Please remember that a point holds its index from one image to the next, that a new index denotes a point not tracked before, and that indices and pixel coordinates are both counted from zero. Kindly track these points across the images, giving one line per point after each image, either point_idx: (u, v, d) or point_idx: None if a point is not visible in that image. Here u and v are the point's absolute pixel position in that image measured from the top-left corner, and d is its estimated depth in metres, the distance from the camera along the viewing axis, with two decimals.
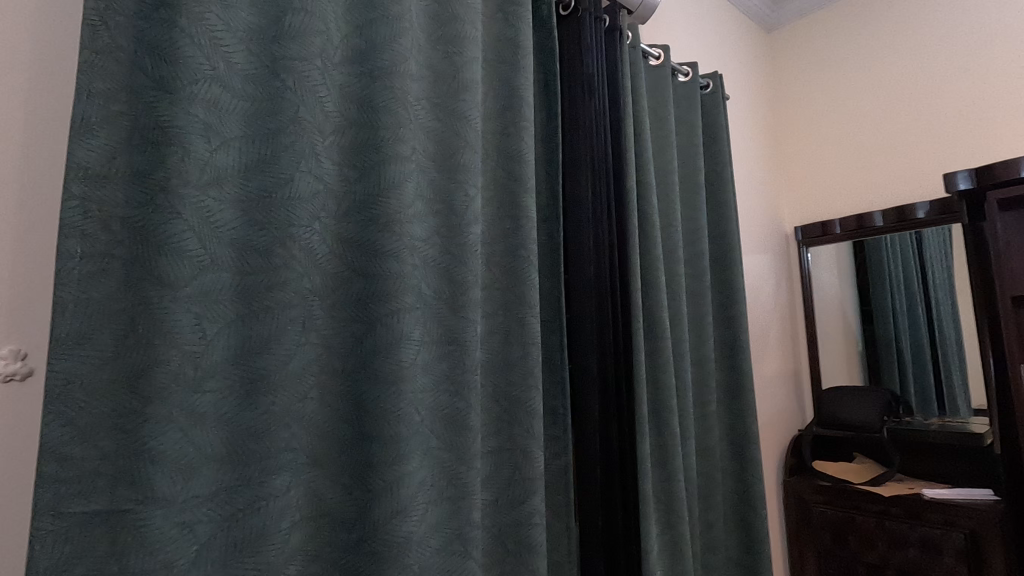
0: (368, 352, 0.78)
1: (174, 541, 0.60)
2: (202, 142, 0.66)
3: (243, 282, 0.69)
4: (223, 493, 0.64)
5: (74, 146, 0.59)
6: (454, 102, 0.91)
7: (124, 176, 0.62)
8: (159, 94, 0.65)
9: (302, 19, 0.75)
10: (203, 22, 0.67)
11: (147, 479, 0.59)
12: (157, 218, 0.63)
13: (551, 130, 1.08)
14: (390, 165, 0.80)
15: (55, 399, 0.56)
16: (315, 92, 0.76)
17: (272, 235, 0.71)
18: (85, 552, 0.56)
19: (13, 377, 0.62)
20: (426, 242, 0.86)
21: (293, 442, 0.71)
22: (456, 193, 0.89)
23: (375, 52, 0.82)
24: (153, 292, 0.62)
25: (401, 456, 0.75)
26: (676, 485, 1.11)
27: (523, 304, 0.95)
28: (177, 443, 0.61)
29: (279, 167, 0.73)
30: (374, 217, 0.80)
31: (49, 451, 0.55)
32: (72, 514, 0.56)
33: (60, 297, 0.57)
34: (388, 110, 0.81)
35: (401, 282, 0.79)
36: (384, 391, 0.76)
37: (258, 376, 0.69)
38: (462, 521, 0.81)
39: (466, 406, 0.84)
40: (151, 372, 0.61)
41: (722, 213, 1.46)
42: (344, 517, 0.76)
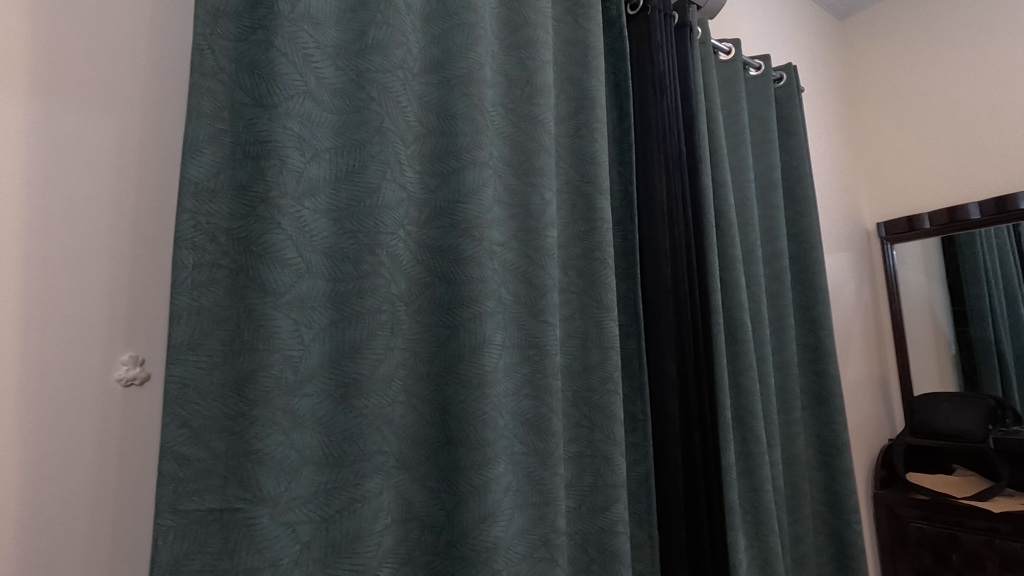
0: (452, 357, 0.79)
1: (279, 540, 0.61)
2: (298, 155, 0.68)
3: (335, 288, 0.71)
4: (321, 495, 0.66)
5: (186, 163, 0.63)
6: (529, 107, 0.91)
7: (228, 190, 0.66)
8: (258, 110, 0.68)
9: (385, 32, 0.76)
10: (296, 41, 0.69)
11: (254, 480, 0.61)
12: (259, 228, 0.66)
13: (623, 131, 1.06)
14: (469, 171, 0.81)
15: (172, 401, 0.60)
16: (398, 103, 0.77)
17: (361, 242, 0.73)
18: (201, 548, 0.59)
19: (133, 382, 0.67)
20: (504, 246, 0.86)
21: (385, 446, 0.71)
22: (533, 196, 0.88)
23: (452, 61, 0.84)
24: (255, 299, 0.64)
25: (487, 460, 0.75)
26: (763, 495, 1.06)
27: (601, 308, 0.93)
28: (281, 445, 0.63)
29: (366, 176, 0.73)
30: (454, 223, 0.81)
31: (169, 450, 0.59)
32: (188, 511, 0.59)
33: (176, 306, 0.61)
34: (466, 117, 0.82)
35: (482, 287, 0.79)
36: (469, 394, 0.77)
37: (351, 380, 0.69)
38: (549, 527, 0.80)
39: (549, 411, 0.83)
40: (256, 376, 0.63)
41: (800, 210, 1.40)
42: (433, 520, 0.76)
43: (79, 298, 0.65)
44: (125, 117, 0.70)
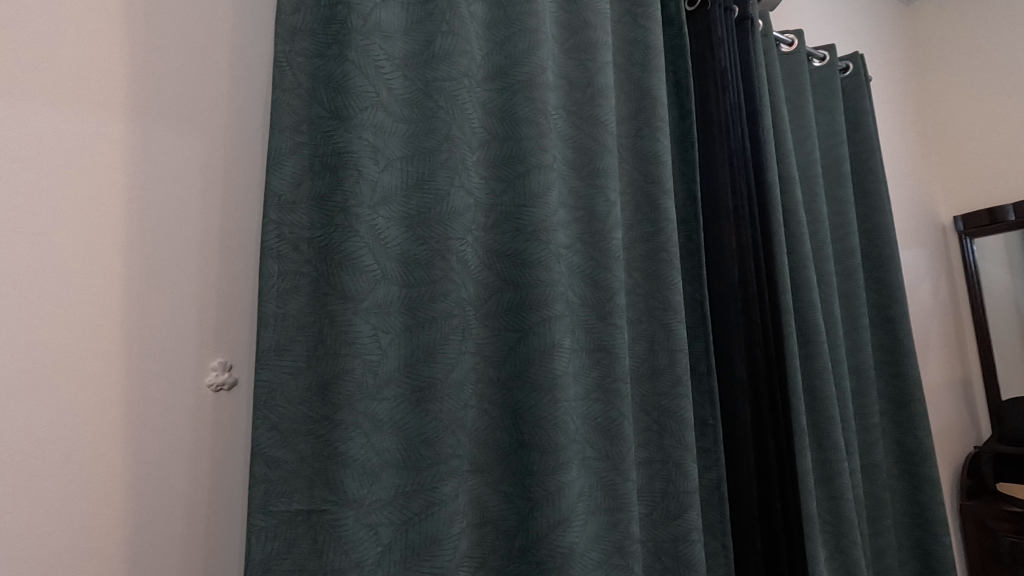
0: (522, 361, 0.79)
1: (363, 541, 0.63)
2: (372, 164, 0.70)
3: (409, 294, 0.72)
4: (401, 498, 0.67)
5: (271, 177, 0.66)
6: (591, 108, 0.90)
7: (309, 201, 0.68)
8: (334, 123, 0.70)
9: (451, 41, 0.77)
10: (369, 53, 0.71)
11: (339, 483, 0.62)
12: (338, 237, 0.67)
13: (686, 129, 1.04)
14: (534, 175, 0.81)
15: (262, 405, 0.63)
16: (465, 110, 0.78)
17: (432, 248, 0.73)
18: (291, 548, 0.61)
19: (222, 387, 0.70)
20: (569, 249, 0.86)
21: (459, 449, 0.71)
22: (598, 198, 0.87)
23: (515, 66, 0.84)
24: (337, 306, 0.66)
25: (560, 465, 0.74)
26: (843, 503, 1.01)
27: (668, 310, 0.91)
28: (363, 448, 0.64)
29: (436, 184, 0.74)
30: (521, 227, 0.81)
31: (259, 452, 0.62)
32: (279, 512, 0.61)
33: (264, 312, 0.64)
34: (531, 122, 0.82)
35: (551, 290, 0.78)
36: (540, 399, 0.76)
37: (427, 384, 0.70)
38: (623, 533, 0.78)
39: (620, 415, 0.82)
40: (338, 381, 0.64)
41: (872, 204, 1.33)
42: (507, 525, 0.76)
43: (173, 308, 0.68)
44: (211, 136, 0.73)
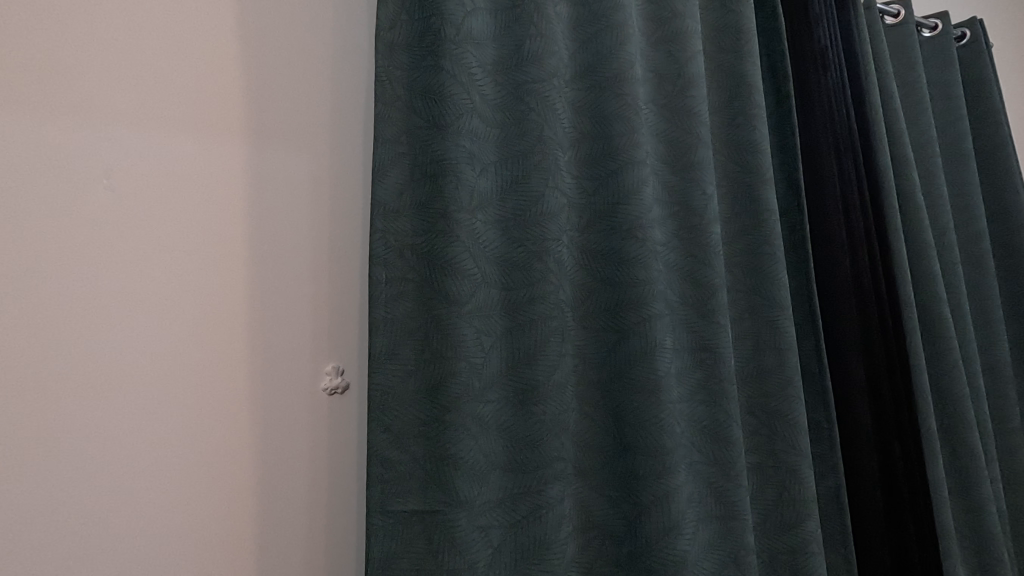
0: (623, 362, 0.77)
1: (475, 543, 0.63)
2: (470, 169, 0.71)
3: (508, 297, 0.72)
4: (508, 500, 0.67)
5: (377, 188, 0.69)
6: (683, 100, 0.86)
7: (411, 209, 0.70)
8: (432, 131, 0.71)
9: (540, 43, 0.77)
10: (462, 61, 0.72)
11: (451, 484, 0.63)
12: (440, 242, 0.69)
13: (784, 115, 0.98)
14: (629, 172, 0.79)
15: (376, 407, 0.66)
16: (556, 111, 0.77)
17: (529, 250, 0.73)
18: (408, 547, 0.63)
19: (336, 390, 0.74)
20: (666, 246, 0.83)
21: (563, 452, 0.70)
22: (694, 192, 0.84)
23: (604, 63, 0.82)
24: (442, 309, 0.67)
25: (669, 469, 0.72)
26: (984, 516, 0.92)
27: (774, 306, 0.86)
28: (472, 450, 0.65)
29: (531, 186, 0.74)
30: (616, 225, 0.79)
31: (375, 452, 0.65)
32: (395, 511, 0.64)
33: (375, 317, 0.67)
34: (621, 118, 0.80)
35: (649, 289, 0.76)
36: (643, 401, 0.74)
37: (530, 386, 0.70)
38: (737, 543, 0.75)
39: (728, 418, 0.78)
40: (446, 383, 0.65)
41: (1000, 184, 1.20)
42: (614, 530, 0.74)
43: (290, 318, 0.73)
44: (317, 152, 0.77)
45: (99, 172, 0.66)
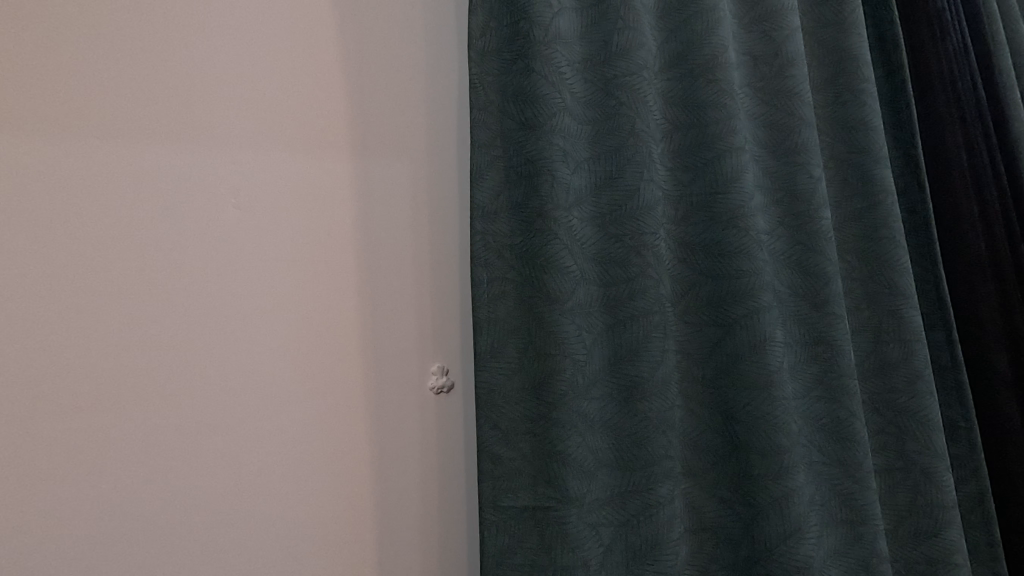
0: (729, 358, 0.73)
1: (588, 540, 0.63)
2: (565, 167, 0.71)
3: (608, 293, 0.71)
4: (617, 498, 0.66)
5: (475, 191, 0.71)
6: (782, 81, 0.82)
7: (508, 210, 0.71)
8: (525, 132, 0.72)
9: (628, 35, 0.76)
10: (553, 61, 0.72)
11: (561, 481, 0.63)
12: (538, 240, 0.69)
13: (896, 88, 0.91)
14: (727, 159, 0.76)
15: (484, 404, 0.67)
16: (647, 103, 0.76)
17: (627, 245, 0.72)
18: (521, 543, 0.64)
19: (442, 389, 0.77)
20: (770, 235, 0.79)
21: (671, 450, 0.69)
22: (800, 176, 0.79)
23: (695, 50, 0.79)
24: (544, 308, 0.67)
25: (787, 469, 0.68)
26: None
27: (895, 295, 0.79)
28: (580, 447, 0.65)
29: (625, 180, 0.73)
30: (715, 216, 0.76)
31: (485, 449, 0.66)
32: (507, 507, 0.65)
33: (479, 316, 0.68)
34: (716, 104, 0.77)
35: (756, 280, 0.73)
36: (754, 397, 0.71)
37: (634, 383, 0.69)
38: (867, 549, 0.70)
39: (850, 415, 0.73)
40: (552, 380, 0.65)
41: None
42: (729, 533, 0.71)
43: (397, 321, 0.77)
44: (414, 160, 0.81)
45: (229, 195, 0.74)
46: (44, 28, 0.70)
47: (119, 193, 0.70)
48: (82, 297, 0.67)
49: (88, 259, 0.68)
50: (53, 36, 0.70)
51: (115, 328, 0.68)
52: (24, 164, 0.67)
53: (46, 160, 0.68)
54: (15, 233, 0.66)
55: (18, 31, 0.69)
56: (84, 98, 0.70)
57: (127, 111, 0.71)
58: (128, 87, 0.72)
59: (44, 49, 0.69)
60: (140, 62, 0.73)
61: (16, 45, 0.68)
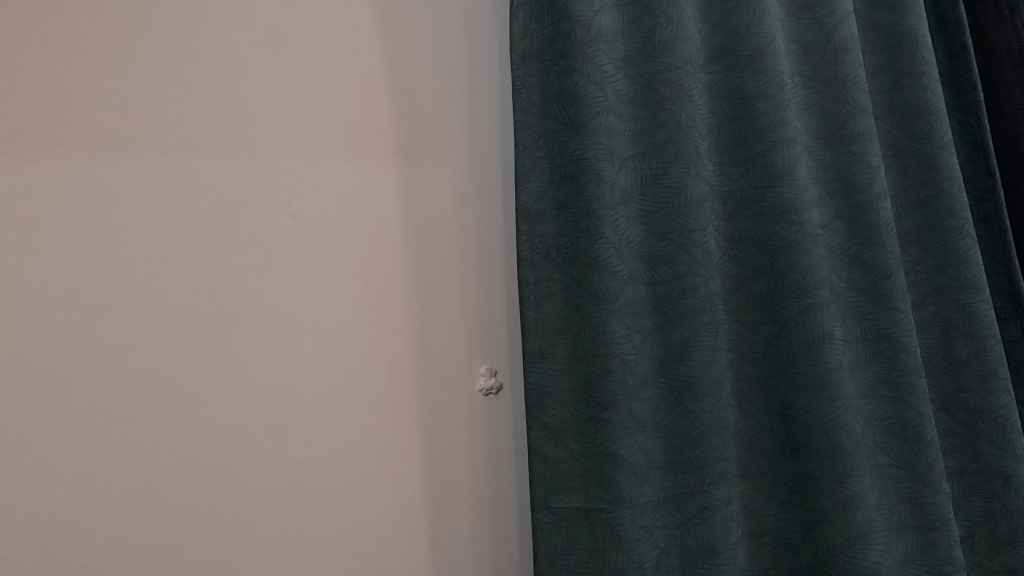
0: (785, 356, 0.71)
1: (642, 543, 0.62)
2: (610, 165, 0.70)
3: (656, 292, 0.70)
4: (671, 500, 0.65)
5: (520, 193, 0.71)
6: (834, 68, 0.78)
7: (553, 211, 0.71)
8: (569, 132, 0.72)
9: (671, 30, 0.74)
10: (595, 60, 0.72)
11: (614, 482, 0.63)
12: (584, 240, 0.69)
13: (961, 69, 0.86)
14: (778, 152, 0.73)
15: (534, 406, 0.67)
16: (692, 98, 0.74)
17: (675, 243, 0.71)
18: (574, 544, 0.64)
19: (491, 391, 0.78)
20: (826, 228, 0.76)
21: (726, 451, 0.67)
22: (856, 167, 0.76)
23: (740, 41, 0.77)
24: (593, 308, 0.67)
25: (850, 471, 0.66)
26: None
27: (964, 288, 0.75)
28: (632, 448, 0.64)
29: (672, 176, 0.72)
30: (766, 210, 0.74)
31: (536, 450, 0.66)
32: (559, 508, 0.64)
33: (527, 318, 0.69)
34: (765, 96, 0.75)
35: (812, 276, 0.70)
36: (813, 397, 0.68)
37: (685, 383, 0.68)
38: (939, 555, 0.66)
39: (918, 415, 0.70)
40: (601, 380, 0.65)
41: None
42: (789, 538, 0.69)
43: (445, 324, 0.78)
44: (458, 165, 0.81)
45: (283, 205, 0.77)
46: (119, 61, 0.76)
47: (191, 209, 0.75)
48: (159, 307, 0.73)
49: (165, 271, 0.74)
50: (127, 68, 0.76)
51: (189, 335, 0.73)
52: (110, 186, 0.74)
53: (124, 180, 0.74)
54: (104, 249, 0.73)
55: (96, 63, 0.75)
56: (158, 124, 0.76)
57: (194, 133, 0.77)
58: (193, 110, 0.77)
59: (121, 81, 0.76)
60: (205, 86, 0.78)
61: (93, 77, 0.75)
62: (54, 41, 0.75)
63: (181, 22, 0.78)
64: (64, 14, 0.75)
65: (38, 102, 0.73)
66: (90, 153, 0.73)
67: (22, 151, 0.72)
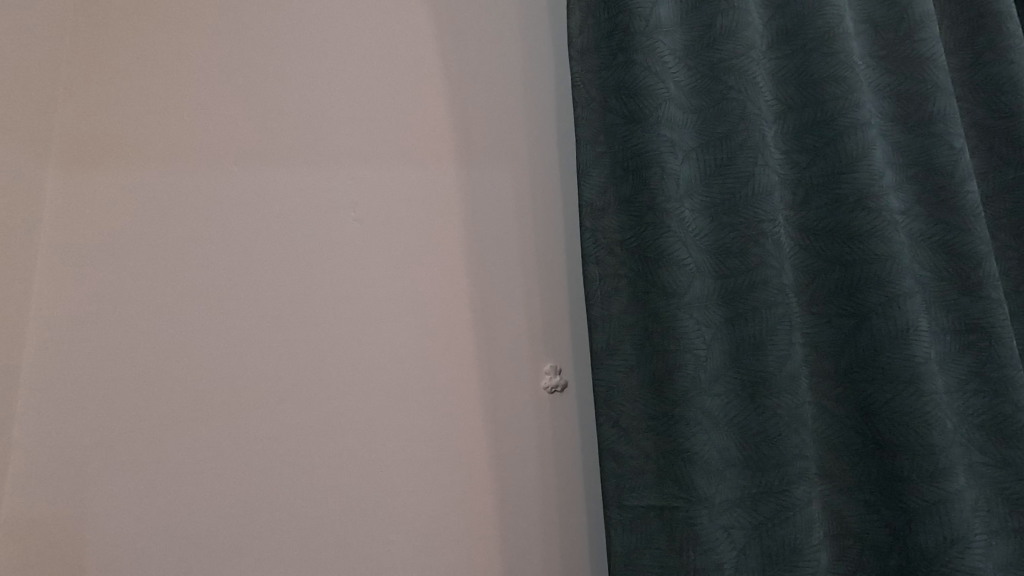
0: (866, 350, 0.68)
1: (720, 542, 0.60)
2: (674, 157, 0.69)
3: (725, 285, 0.68)
4: (748, 499, 0.63)
5: (582, 190, 0.71)
6: (909, 47, 0.75)
7: (616, 207, 0.71)
8: (630, 126, 0.71)
9: (733, 16, 0.73)
10: (655, 52, 0.71)
11: (689, 480, 0.61)
12: (650, 234, 0.68)
13: None
14: (851, 137, 0.70)
15: (603, 402, 0.66)
16: (757, 85, 0.72)
17: (744, 235, 0.69)
18: (649, 544, 0.62)
19: (556, 388, 0.77)
20: (905, 215, 0.72)
21: (806, 449, 0.64)
22: (937, 149, 0.72)
23: (806, 24, 0.75)
24: (661, 302, 0.66)
25: (943, 469, 0.62)
26: None
27: None
28: (706, 445, 0.62)
29: (738, 166, 0.70)
30: (840, 198, 0.71)
31: (606, 447, 0.65)
32: (632, 506, 0.64)
33: (593, 314, 0.68)
34: (836, 79, 0.72)
35: (894, 264, 0.67)
36: (898, 392, 0.65)
37: (759, 378, 0.66)
38: None
39: (1017, 411, 0.65)
40: (673, 376, 0.64)
41: None
42: (877, 541, 0.65)
43: (508, 322, 0.78)
44: (517, 164, 0.82)
45: (350, 210, 0.80)
46: (209, 85, 0.83)
47: (264, 216, 0.79)
48: (240, 309, 0.77)
49: (244, 274, 0.78)
50: (214, 89, 0.83)
51: (265, 334, 0.76)
52: (197, 197, 0.80)
53: (207, 193, 0.80)
54: (192, 254, 0.78)
55: (182, 89, 0.83)
56: (240, 140, 0.81)
57: (269, 144, 0.81)
58: (268, 123, 0.82)
59: (210, 102, 0.83)
60: (277, 100, 0.83)
61: (185, 102, 0.82)
62: (147, 74, 0.83)
63: (260, 46, 0.85)
64: (162, 49, 0.84)
65: (133, 127, 0.81)
66: (181, 170, 0.80)
67: (122, 173, 0.80)
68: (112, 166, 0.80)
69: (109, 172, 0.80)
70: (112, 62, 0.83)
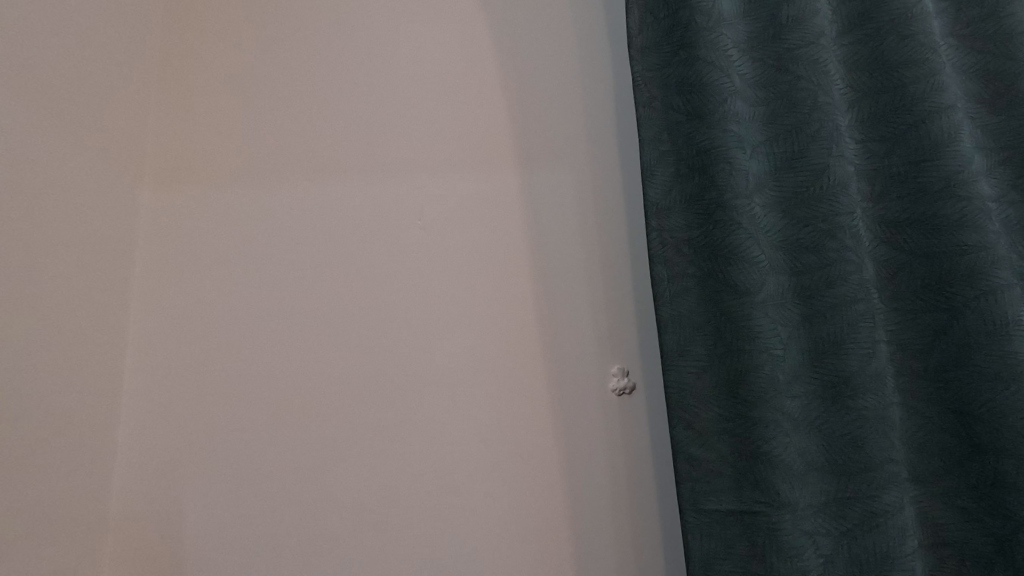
0: (959, 346, 0.63)
1: (804, 549, 0.58)
2: (741, 152, 0.67)
3: (800, 282, 0.66)
4: (833, 505, 0.61)
5: (647, 189, 0.70)
6: (995, 24, 0.70)
7: (682, 205, 0.69)
8: (694, 122, 0.70)
9: (800, 5, 0.70)
10: (719, 46, 0.70)
11: (770, 483, 0.60)
12: (719, 232, 0.66)
13: None
14: (934, 122, 0.67)
15: (676, 404, 0.65)
16: (829, 74, 0.69)
17: (819, 230, 0.66)
18: (728, 549, 0.61)
19: (624, 391, 0.77)
20: (999, 202, 0.67)
21: (896, 453, 0.61)
22: None
23: (881, 7, 0.72)
24: (733, 301, 0.64)
25: None
26: None
27: None
28: (786, 447, 0.60)
29: (811, 158, 0.67)
30: (924, 187, 0.67)
31: (680, 449, 0.64)
32: (709, 511, 0.62)
33: (662, 314, 0.67)
34: (915, 62, 0.68)
35: (988, 255, 0.63)
36: (997, 391, 0.61)
37: (842, 378, 0.63)
38: None
39: None
40: (748, 376, 0.62)
41: None
42: (978, 551, 0.61)
43: (574, 324, 0.78)
44: (577, 167, 0.82)
45: (416, 218, 0.82)
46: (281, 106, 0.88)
47: (335, 227, 0.83)
48: (315, 316, 0.80)
49: (318, 284, 0.81)
50: (285, 110, 0.88)
51: (339, 341, 0.80)
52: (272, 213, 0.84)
53: (283, 208, 0.84)
54: (269, 267, 0.82)
55: (258, 110, 0.88)
56: (310, 156, 0.85)
57: (336, 159, 0.85)
58: (336, 139, 0.86)
59: (281, 123, 0.87)
60: (343, 117, 0.86)
61: (261, 124, 0.87)
62: (226, 99, 0.89)
63: (327, 67, 0.89)
64: (237, 75, 0.90)
65: (215, 150, 0.87)
66: (258, 186, 0.85)
67: (207, 192, 0.85)
68: (198, 186, 0.86)
69: (196, 192, 0.85)
70: (195, 89, 0.89)
